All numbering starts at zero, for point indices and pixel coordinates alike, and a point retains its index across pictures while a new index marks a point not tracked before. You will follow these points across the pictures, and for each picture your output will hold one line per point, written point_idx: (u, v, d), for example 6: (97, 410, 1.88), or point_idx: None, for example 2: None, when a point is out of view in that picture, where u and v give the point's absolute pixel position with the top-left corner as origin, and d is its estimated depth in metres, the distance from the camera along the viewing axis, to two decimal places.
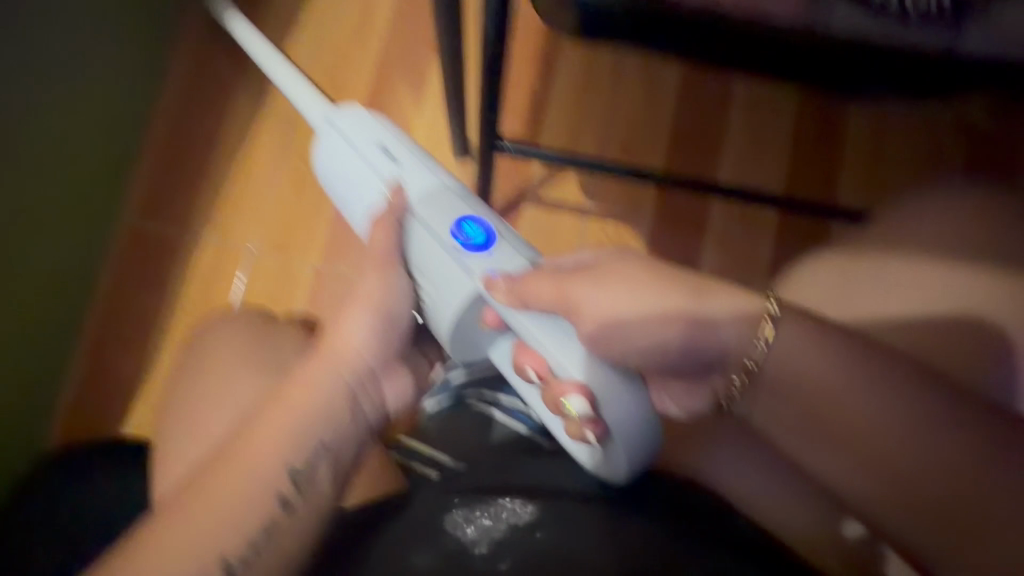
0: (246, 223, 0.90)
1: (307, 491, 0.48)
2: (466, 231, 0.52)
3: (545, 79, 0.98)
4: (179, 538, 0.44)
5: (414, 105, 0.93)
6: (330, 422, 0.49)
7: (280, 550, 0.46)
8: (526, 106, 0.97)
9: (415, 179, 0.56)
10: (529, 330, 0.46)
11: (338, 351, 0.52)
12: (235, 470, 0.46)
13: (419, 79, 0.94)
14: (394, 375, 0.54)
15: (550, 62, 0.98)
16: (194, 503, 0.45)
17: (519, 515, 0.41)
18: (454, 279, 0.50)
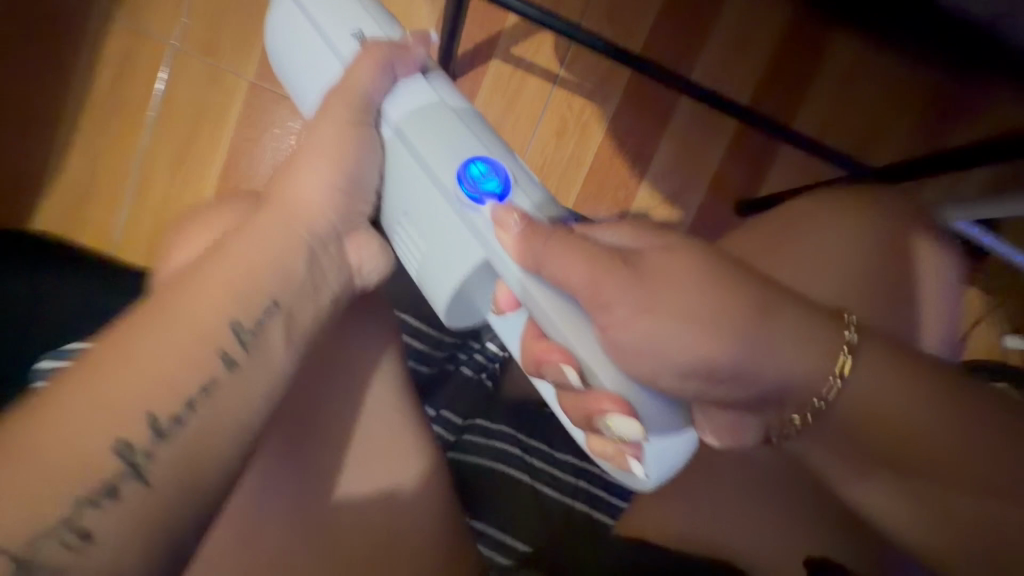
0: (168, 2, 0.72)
1: (257, 351, 0.37)
2: (472, 175, 0.40)
3: None
4: (61, 423, 0.30)
5: None
6: (285, 276, 0.39)
7: (222, 417, 0.35)
8: None
9: (406, 92, 0.43)
10: (551, 324, 0.38)
11: (292, 200, 0.41)
12: (154, 318, 0.35)
13: None
14: (362, 237, 0.43)
15: None
16: (106, 354, 0.33)
17: None
18: (458, 242, 0.41)
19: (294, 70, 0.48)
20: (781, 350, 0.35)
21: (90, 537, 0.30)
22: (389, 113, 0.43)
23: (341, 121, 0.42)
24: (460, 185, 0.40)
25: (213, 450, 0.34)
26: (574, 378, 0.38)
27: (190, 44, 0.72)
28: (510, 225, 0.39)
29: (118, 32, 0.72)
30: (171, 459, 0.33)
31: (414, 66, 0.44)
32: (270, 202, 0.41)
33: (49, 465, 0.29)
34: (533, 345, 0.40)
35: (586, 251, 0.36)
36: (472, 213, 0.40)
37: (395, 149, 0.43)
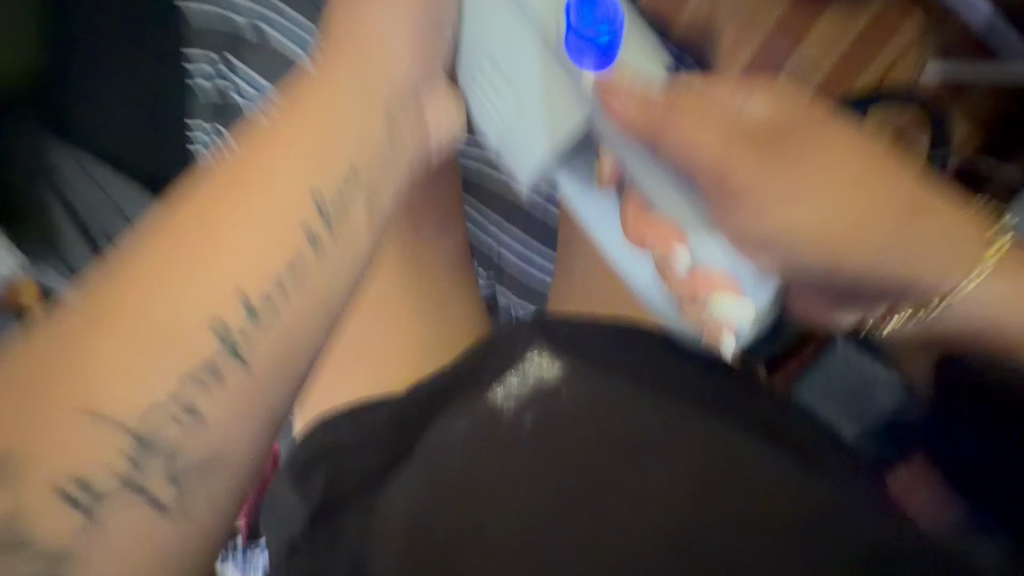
0: None
1: (339, 230, 0.35)
2: (583, 8, 0.36)
3: None
4: (140, 313, 0.30)
5: None
6: (365, 148, 0.36)
7: (313, 300, 0.34)
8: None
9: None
10: (663, 202, 0.36)
11: (369, 60, 0.38)
12: (245, 186, 0.33)
13: None
14: (439, 101, 0.41)
15: None
16: (196, 221, 0.32)
17: (544, 373, 0.39)
18: (552, 90, 0.37)
19: None
20: (887, 245, 0.35)
21: (195, 413, 0.31)
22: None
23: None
24: (570, 21, 0.36)
25: (304, 337, 0.34)
26: (678, 261, 0.36)
27: None
28: (618, 91, 0.35)
29: None
30: (265, 339, 0.32)
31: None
32: (345, 59, 0.38)
33: (147, 333, 0.30)
34: (634, 219, 0.37)
35: (727, 123, 0.34)
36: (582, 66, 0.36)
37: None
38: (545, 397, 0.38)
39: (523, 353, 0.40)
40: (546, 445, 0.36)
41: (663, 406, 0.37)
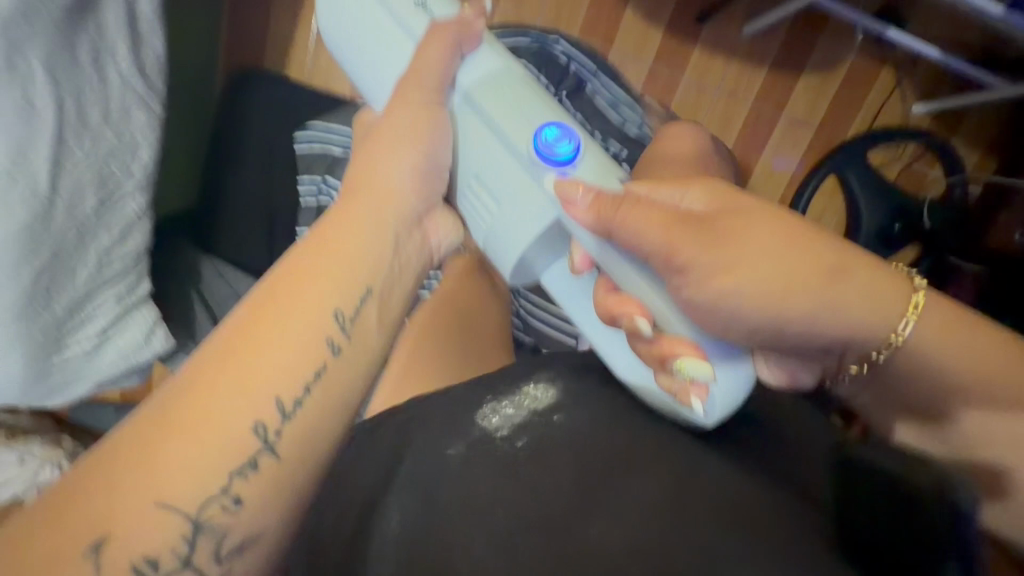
0: None
1: (355, 334, 0.43)
2: (548, 133, 0.44)
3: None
4: (189, 422, 0.36)
5: None
6: (375, 265, 0.45)
7: (333, 389, 0.41)
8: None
9: (475, 70, 0.49)
10: (627, 278, 0.42)
11: (378, 194, 0.47)
12: (279, 304, 0.40)
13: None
14: (438, 219, 0.51)
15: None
16: (239, 338, 0.39)
17: (540, 400, 0.46)
18: (524, 194, 0.45)
19: (360, 50, 0.53)
20: (820, 308, 0.39)
21: (237, 502, 0.37)
22: (463, 83, 0.49)
23: (412, 107, 0.48)
24: (537, 145, 0.44)
25: (330, 422, 0.41)
26: (648, 325, 0.41)
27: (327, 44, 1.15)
28: (575, 198, 0.42)
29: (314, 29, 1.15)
30: (294, 435, 0.39)
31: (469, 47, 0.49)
32: (359, 192, 0.47)
33: (200, 434, 0.36)
34: (612, 300, 0.42)
35: (661, 210, 0.39)
36: (545, 171, 0.44)
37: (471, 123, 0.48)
38: (545, 423, 0.44)
39: (519, 387, 0.47)
40: (537, 462, 0.42)
41: (637, 442, 0.43)
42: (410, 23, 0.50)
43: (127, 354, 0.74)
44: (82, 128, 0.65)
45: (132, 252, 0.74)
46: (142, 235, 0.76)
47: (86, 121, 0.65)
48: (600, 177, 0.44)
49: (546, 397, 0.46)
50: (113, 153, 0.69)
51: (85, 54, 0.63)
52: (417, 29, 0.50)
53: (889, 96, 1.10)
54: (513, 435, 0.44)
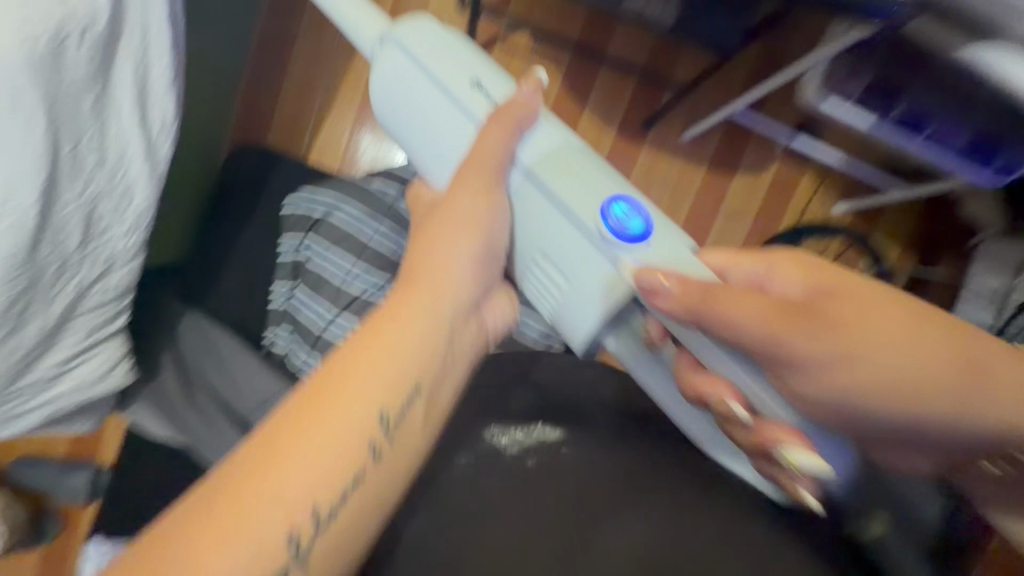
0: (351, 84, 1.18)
1: (396, 437, 0.42)
2: (615, 211, 0.43)
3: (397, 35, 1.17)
4: (226, 514, 0.36)
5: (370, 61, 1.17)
6: (425, 363, 0.43)
7: (370, 494, 0.41)
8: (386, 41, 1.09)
9: (538, 151, 0.47)
10: (716, 359, 0.39)
11: (434, 280, 0.45)
12: (329, 397, 0.40)
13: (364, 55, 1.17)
14: (494, 303, 0.50)
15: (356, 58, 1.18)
16: (293, 423, 0.39)
17: (546, 434, 0.58)
18: (591, 268, 0.43)
19: (422, 131, 0.54)
20: (944, 402, 0.41)
21: None
22: (525, 159, 0.47)
23: (474, 189, 0.47)
24: (602, 224, 0.42)
25: (366, 521, 0.41)
26: (746, 412, 0.38)
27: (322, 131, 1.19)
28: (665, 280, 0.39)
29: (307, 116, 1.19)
30: (325, 544, 0.39)
31: (527, 124, 0.47)
32: (423, 272, 0.46)
33: (237, 524, 0.36)
34: (699, 379, 0.39)
35: (763, 298, 0.39)
36: (615, 250, 0.42)
37: (539, 196, 0.46)
38: (551, 451, 0.57)
39: (530, 422, 0.58)
40: (540, 480, 0.56)
41: (628, 460, 0.57)
42: (468, 102, 0.52)
43: (83, 387, 0.68)
44: (76, 168, 0.58)
45: (114, 289, 0.68)
46: (126, 273, 0.68)
47: (81, 159, 0.58)
48: (671, 258, 0.42)
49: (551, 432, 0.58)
50: (104, 197, 0.62)
51: (88, 96, 0.57)
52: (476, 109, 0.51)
53: (809, 201, 1.08)
54: (524, 455, 0.57)
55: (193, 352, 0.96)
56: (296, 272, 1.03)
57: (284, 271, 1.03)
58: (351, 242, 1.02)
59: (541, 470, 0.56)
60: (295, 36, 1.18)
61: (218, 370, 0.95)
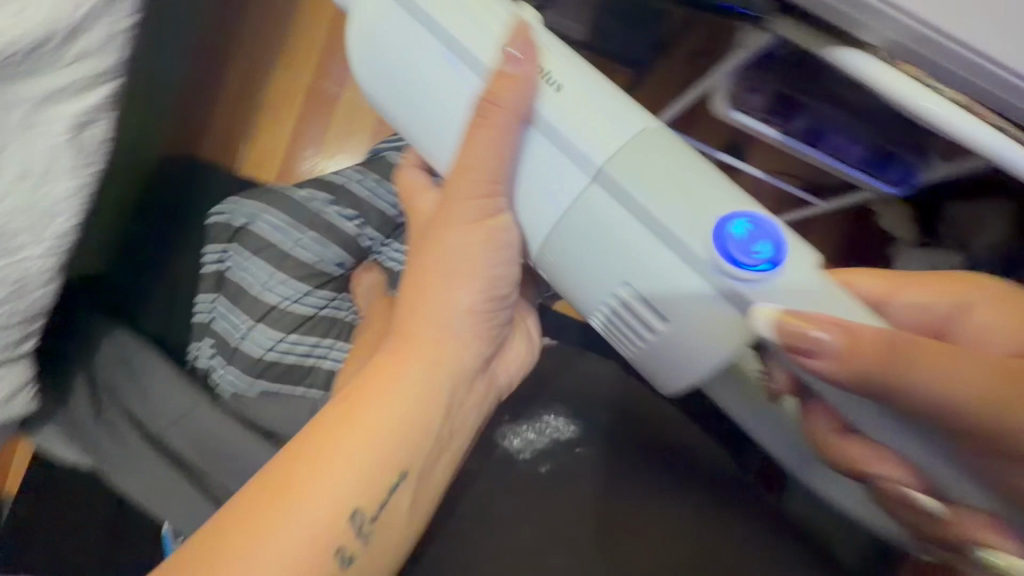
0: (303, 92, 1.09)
1: (378, 525, 0.47)
2: (739, 232, 0.39)
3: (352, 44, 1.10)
4: (238, 561, 0.42)
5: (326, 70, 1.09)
6: (416, 440, 0.48)
7: (358, 572, 0.47)
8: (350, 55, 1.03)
9: (593, 147, 0.41)
10: (862, 416, 0.39)
11: (434, 348, 0.49)
12: (320, 459, 0.45)
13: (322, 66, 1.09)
14: (507, 355, 0.58)
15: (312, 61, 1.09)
16: (289, 479, 0.44)
17: (561, 433, 0.66)
18: (702, 305, 0.40)
19: (423, 95, 0.46)
20: None
21: None
22: (571, 134, 0.42)
23: (471, 221, 0.47)
24: (726, 251, 0.39)
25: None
26: (937, 500, 0.39)
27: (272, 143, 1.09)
28: (830, 341, 0.36)
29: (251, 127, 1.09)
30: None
31: (528, 102, 0.42)
32: (413, 338, 0.49)
33: None
34: (868, 457, 0.40)
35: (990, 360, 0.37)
36: (738, 284, 0.39)
37: (638, 210, 0.40)
38: (564, 449, 0.65)
39: (543, 420, 0.67)
40: (559, 485, 0.64)
41: (635, 478, 0.64)
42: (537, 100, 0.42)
43: None
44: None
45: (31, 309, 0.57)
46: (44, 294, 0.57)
47: None
48: (809, 283, 0.39)
49: (565, 429, 0.66)
50: (18, 213, 0.53)
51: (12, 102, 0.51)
52: (546, 112, 0.42)
53: None
54: (537, 461, 0.65)
55: (111, 373, 0.79)
56: (219, 283, 0.93)
57: (206, 282, 0.92)
58: (275, 252, 0.91)
59: (553, 467, 0.65)
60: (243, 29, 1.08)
61: (139, 396, 0.78)
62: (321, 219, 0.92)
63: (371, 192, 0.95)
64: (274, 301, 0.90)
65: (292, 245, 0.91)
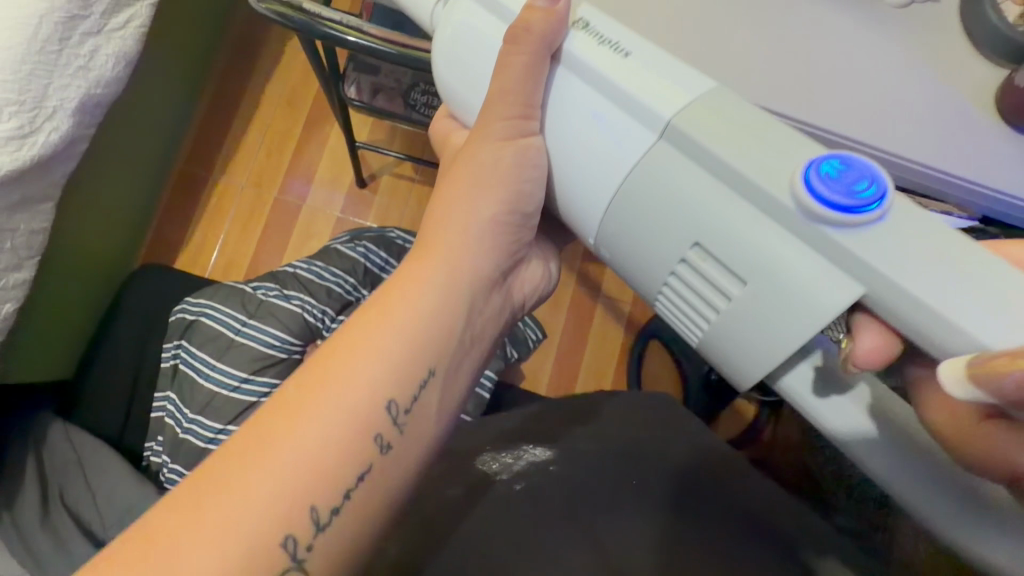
0: (259, 178, 1.10)
1: (405, 427, 0.45)
2: (828, 174, 0.38)
3: (312, 132, 1.12)
4: (233, 490, 0.39)
5: (286, 162, 1.11)
6: (438, 349, 0.47)
7: (371, 496, 0.44)
8: (322, 154, 1.12)
9: (649, 92, 0.43)
10: None
11: (456, 263, 0.50)
12: (336, 375, 0.43)
13: (279, 152, 1.11)
14: (524, 280, 0.59)
15: (267, 149, 1.11)
16: (297, 404, 0.42)
17: (537, 456, 0.67)
18: (777, 244, 0.39)
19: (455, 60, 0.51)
20: None
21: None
22: (638, 94, 0.43)
23: (500, 139, 0.49)
24: (823, 195, 0.37)
25: (376, 515, 0.44)
26: None
27: (228, 237, 1.08)
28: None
29: (202, 217, 1.09)
30: (322, 547, 0.41)
31: (560, 39, 0.46)
32: (432, 252, 0.50)
33: (236, 497, 0.39)
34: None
35: None
36: (832, 231, 0.37)
37: (706, 154, 0.41)
38: (541, 471, 0.65)
39: (519, 447, 0.68)
40: (530, 499, 0.63)
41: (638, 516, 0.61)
42: (586, 55, 0.46)
43: None
44: None
45: None
46: None
47: None
48: (918, 241, 0.37)
49: (542, 455, 0.67)
50: None
51: None
52: (596, 61, 0.45)
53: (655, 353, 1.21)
54: (513, 479, 0.65)
55: (59, 470, 0.83)
56: (172, 380, 0.92)
57: (161, 379, 0.92)
58: (218, 342, 0.93)
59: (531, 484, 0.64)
60: (198, 124, 1.11)
61: (87, 492, 0.82)
62: (265, 306, 0.95)
63: (318, 278, 0.97)
64: (218, 390, 0.91)
65: (236, 334, 0.93)
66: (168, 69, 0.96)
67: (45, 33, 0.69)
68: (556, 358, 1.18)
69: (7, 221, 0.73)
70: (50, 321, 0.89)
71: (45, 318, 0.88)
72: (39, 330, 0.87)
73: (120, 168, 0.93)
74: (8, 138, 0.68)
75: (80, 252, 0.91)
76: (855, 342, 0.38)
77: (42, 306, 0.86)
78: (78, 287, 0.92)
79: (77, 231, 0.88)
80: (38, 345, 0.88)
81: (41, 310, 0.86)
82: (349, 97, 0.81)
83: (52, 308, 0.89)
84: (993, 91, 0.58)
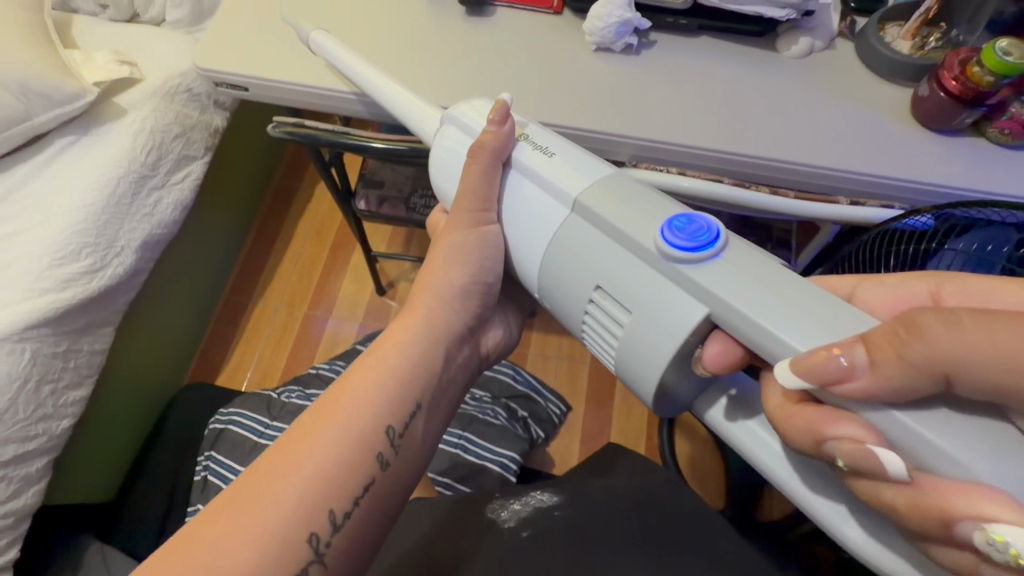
0: (296, 294, 1.24)
1: (401, 449, 0.47)
2: (676, 226, 0.41)
3: (340, 254, 1.28)
4: (247, 514, 0.41)
5: (315, 281, 1.25)
6: (424, 383, 0.49)
7: (369, 510, 0.45)
8: (348, 272, 1.26)
9: (560, 178, 0.48)
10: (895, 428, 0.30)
11: (434, 315, 0.53)
12: (331, 415, 0.46)
13: (309, 273, 1.26)
14: (493, 332, 0.61)
15: (302, 270, 1.26)
16: (301, 436, 0.44)
17: (545, 500, 0.63)
18: (655, 283, 0.41)
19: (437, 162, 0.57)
20: None
21: None
22: (553, 180, 0.48)
23: (466, 228, 0.53)
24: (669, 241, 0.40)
25: (374, 526, 0.46)
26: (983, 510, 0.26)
27: (265, 353, 1.18)
28: (858, 360, 0.30)
29: (243, 337, 1.20)
30: (340, 546, 0.43)
31: (508, 150, 0.51)
32: (417, 304, 0.53)
33: (247, 525, 0.40)
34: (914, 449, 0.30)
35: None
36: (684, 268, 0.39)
37: (595, 216, 0.45)
38: (548, 516, 0.61)
39: (529, 493, 0.65)
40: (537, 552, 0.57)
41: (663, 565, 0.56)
42: (529, 164, 0.50)
43: None
44: None
45: None
46: None
47: None
48: (759, 268, 0.38)
49: (549, 499, 0.63)
50: None
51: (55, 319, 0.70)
52: (533, 166, 0.50)
53: (689, 433, 1.21)
54: (519, 526, 0.60)
55: None
56: (203, 492, 0.94)
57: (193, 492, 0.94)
58: (244, 447, 0.96)
59: (540, 520, 0.60)
60: (242, 258, 1.28)
61: None
62: (287, 407, 1.00)
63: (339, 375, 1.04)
64: None
65: (261, 436, 0.97)
66: (216, 214, 1.15)
67: (121, 191, 0.88)
68: (583, 438, 1.15)
69: (73, 343, 0.85)
70: (101, 439, 0.96)
71: (99, 435, 0.96)
72: (92, 448, 0.94)
73: (171, 299, 1.07)
74: (81, 273, 0.83)
75: (133, 372, 1.01)
76: (705, 349, 0.40)
77: (96, 425, 0.95)
78: (130, 407, 1.02)
79: (130, 353, 1.00)
80: (90, 463, 0.94)
81: (95, 428, 0.95)
82: (360, 209, 0.95)
83: (105, 427, 0.97)
84: (909, 106, 0.65)
